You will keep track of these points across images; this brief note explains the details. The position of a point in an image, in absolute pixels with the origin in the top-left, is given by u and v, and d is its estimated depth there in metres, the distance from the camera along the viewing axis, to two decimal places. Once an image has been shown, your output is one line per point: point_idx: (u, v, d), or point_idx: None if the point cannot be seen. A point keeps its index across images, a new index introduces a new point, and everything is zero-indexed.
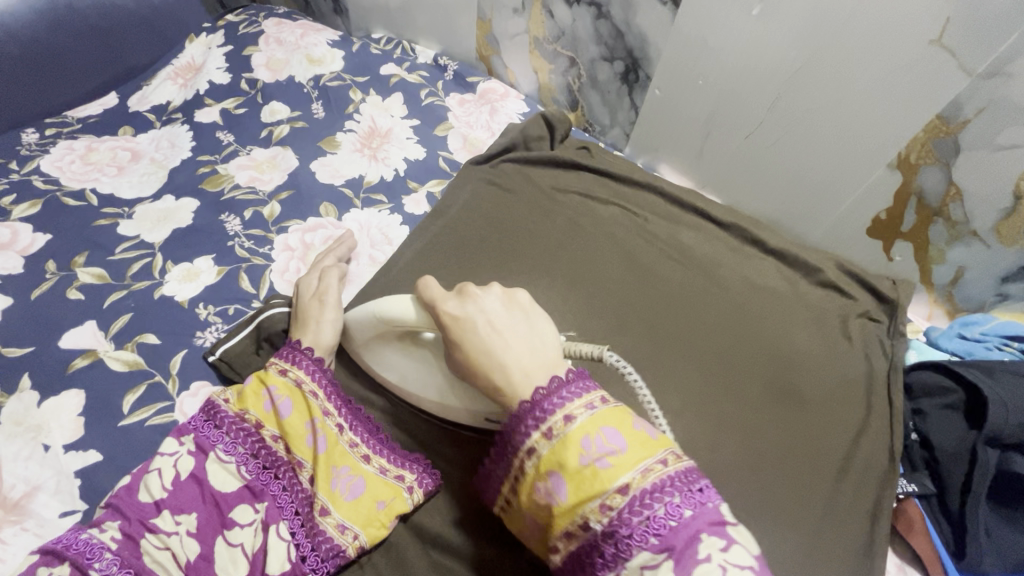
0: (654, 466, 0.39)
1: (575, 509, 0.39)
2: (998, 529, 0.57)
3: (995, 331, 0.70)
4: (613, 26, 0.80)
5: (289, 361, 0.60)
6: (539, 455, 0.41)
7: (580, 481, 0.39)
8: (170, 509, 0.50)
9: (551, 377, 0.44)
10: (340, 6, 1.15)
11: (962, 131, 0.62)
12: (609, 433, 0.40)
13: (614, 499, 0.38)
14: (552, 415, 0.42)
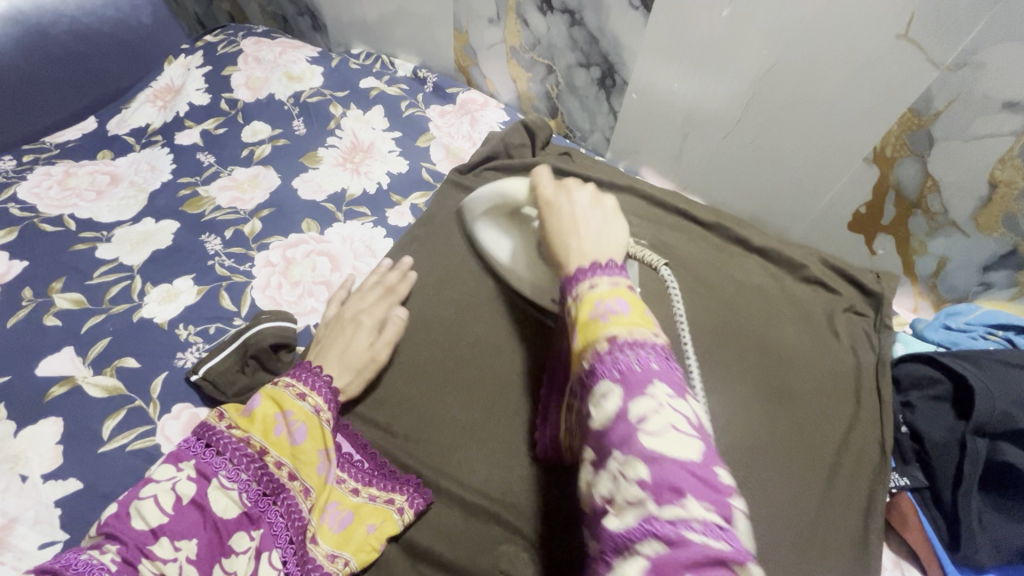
0: (643, 332, 0.38)
1: (574, 357, 0.41)
2: (989, 516, 0.57)
3: (980, 320, 0.70)
4: (587, 33, 0.80)
5: (307, 385, 0.58)
6: (567, 316, 0.44)
7: (585, 329, 0.40)
8: (170, 534, 0.45)
9: (592, 262, 0.45)
10: (319, 23, 1.16)
11: (934, 122, 0.63)
12: (620, 300, 0.40)
13: (600, 345, 0.38)
14: (578, 286, 0.44)
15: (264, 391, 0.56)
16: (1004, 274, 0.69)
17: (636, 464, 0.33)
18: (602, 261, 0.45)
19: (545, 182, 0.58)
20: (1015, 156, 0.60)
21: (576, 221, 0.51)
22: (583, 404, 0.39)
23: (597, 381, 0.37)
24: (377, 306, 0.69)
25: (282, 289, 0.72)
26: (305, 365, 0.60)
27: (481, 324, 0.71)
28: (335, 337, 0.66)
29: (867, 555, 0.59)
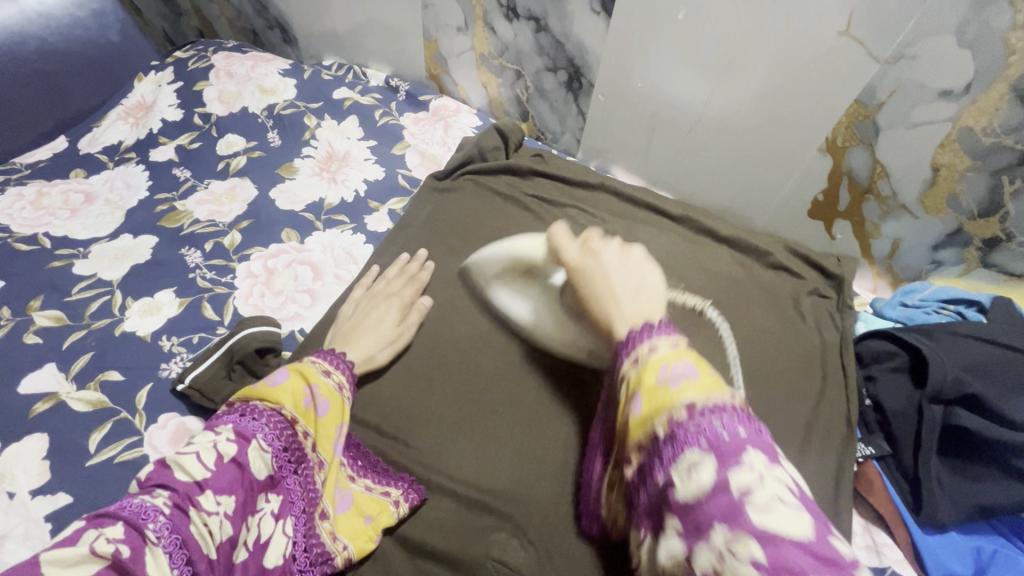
0: (723, 398, 0.35)
1: (638, 425, 0.37)
2: (948, 478, 0.61)
3: (932, 296, 0.75)
4: (553, 38, 0.83)
5: (331, 365, 0.62)
6: (626, 379, 0.40)
7: (655, 396, 0.36)
8: (214, 487, 0.45)
9: (643, 321, 0.42)
10: (289, 37, 1.17)
11: (879, 112, 0.67)
12: (686, 364, 0.37)
13: (678, 413, 0.34)
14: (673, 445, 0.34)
15: (290, 366, 0.58)
16: (952, 251, 0.74)
17: (740, 540, 0.29)
18: (652, 321, 0.42)
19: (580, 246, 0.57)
20: (953, 141, 0.65)
21: (608, 275, 0.49)
22: (657, 471, 0.35)
23: (683, 453, 0.33)
24: (402, 293, 0.73)
25: (265, 297, 0.73)
26: (329, 349, 0.64)
27: (463, 323, 0.73)
28: (357, 318, 0.70)
29: (838, 521, 0.62)
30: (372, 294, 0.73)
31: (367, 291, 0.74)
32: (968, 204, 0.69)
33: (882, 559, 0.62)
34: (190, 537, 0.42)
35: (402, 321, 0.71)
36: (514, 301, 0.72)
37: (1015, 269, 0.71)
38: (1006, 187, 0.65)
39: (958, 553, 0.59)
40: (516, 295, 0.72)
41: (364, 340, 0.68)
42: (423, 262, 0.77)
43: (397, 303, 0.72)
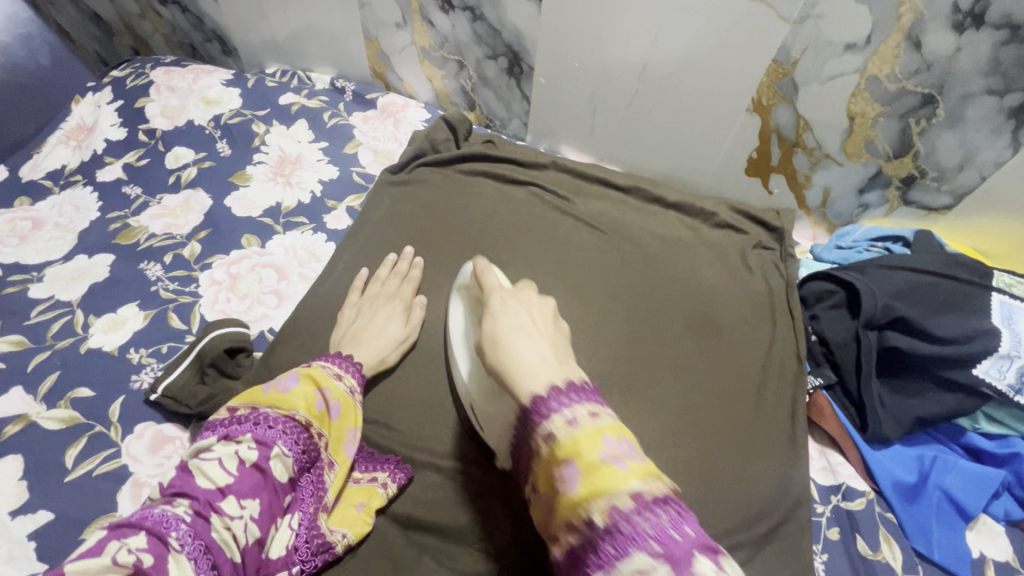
0: (659, 485, 0.34)
1: (576, 505, 0.35)
2: (887, 397, 0.67)
3: (863, 236, 0.81)
4: (489, 26, 0.86)
5: (341, 368, 0.62)
6: (554, 440, 0.37)
7: (592, 475, 0.35)
8: (237, 492, 0.46)
9: (552, 384, 0.40)
10: (229, 48, 1.16)
11: (795, 70, 0.72)
12: (625, 440, 0.37)
13: (621, 500, 0.33)
14: (557, 423, 0.38)
15: (299, 371, 0.58)
16: (875, 194, 0.80)
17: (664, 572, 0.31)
18: (563, 381, 0.40)
19: (494, 285, 0.53)
20: (863, 90, 0.70)
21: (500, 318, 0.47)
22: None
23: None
24: (402, 292, 0.75)
25: (231, 302, 0.74)
26: (337, 352, 0.64)
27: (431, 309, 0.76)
28: (364, 320, 0.70)
29: (797, 448, 0.67)
30: (374, 295, 0.73)
31: (367, 294, 0.73)
32: (883, 147, 0.75)
33: (837, 476, 0.67)
34: (213, 542, 0.43)
35: (408, 322, 0.72)
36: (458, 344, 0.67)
37: (933, 204, 0.78)
38: (914, 128, 0.71)
39: (902, 462, 0.66)
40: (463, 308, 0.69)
41: (377, 344, 0.68)
42: (416, 262, 0.79)
43: (400, 303, 0.73)
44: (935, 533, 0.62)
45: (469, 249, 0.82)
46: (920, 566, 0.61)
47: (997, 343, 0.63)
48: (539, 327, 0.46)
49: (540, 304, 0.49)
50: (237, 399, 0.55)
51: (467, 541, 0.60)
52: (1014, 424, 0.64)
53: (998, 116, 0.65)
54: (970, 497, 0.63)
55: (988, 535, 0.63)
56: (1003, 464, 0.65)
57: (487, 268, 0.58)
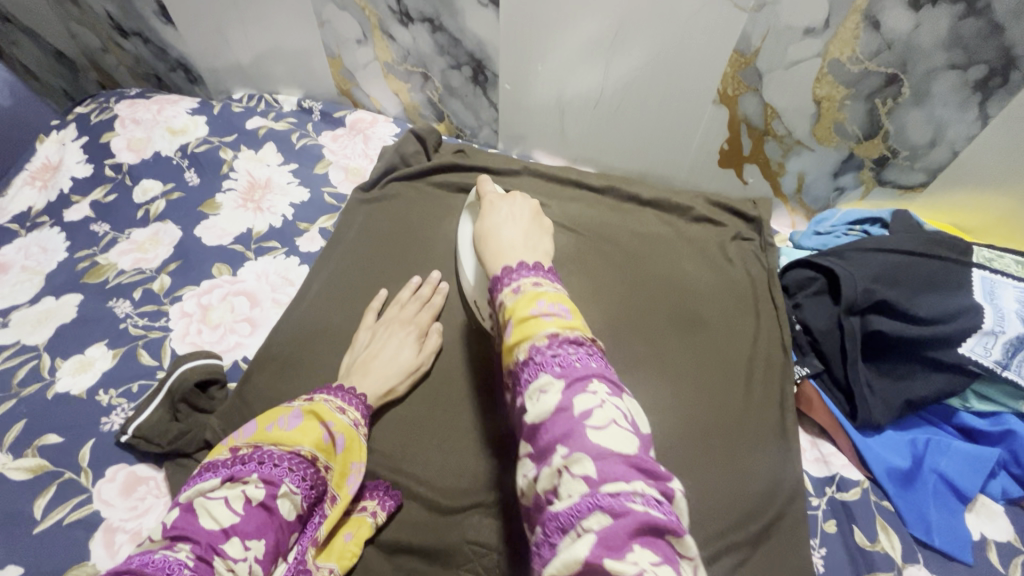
0: (576, 332, 0.44)
1: (510, 352, 0.46)
2: (876, 381, 0.66)
3: (842, 220, 0.81)
4: (449, 36, 0.85)
5: (344, 401, 0.60)
6: (505, 306, 0.49)
7: (523, 324, 0.45)
8: (241, 533, 0.46)
9: (520, 261, 0.54)
10: (194, 76, 1.15)
11: (757, 58, 0.72)
12: (559, 304, 0.47)
13: (539, 341, 0.44)
14: (503, 288, 0.51)
15: (302, 407, 0.56)
16: (850, 176, 0.80)
17: (577, 460, 0.36)
18: (529, 262, 0.54)
19: (489, 190, 0.73)
20: (826, 73, 0.70)
21: (499, 223, 0.62)
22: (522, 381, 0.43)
23: (538, 376, 0.42)
24: (419, 318, 0.72)
25: (203, 333, 0.73)
26: (340, 385, 0.62)
27: None
28: (377, 345, 0.69)
29: (787, 441, 0.66)
30: (389, 320, 0.71)
31: (383, 318, 0.72)
32: (853, 129, 0.74)
33: (830, 467, 0.66)
34: None
35: (421, 349, 0.70)
36: (466, 253, 0.73)
37: (908, 182, 0.77)
38: (881, 108, 0.70)
39: (895, 447, 0.65)
40: (472, 222, 0.76)
41: (386, 372, 0.66)
42: (440, 287, 0.76)
43: (415, 330, 0.71)
44: (933, 518, 0.61)
45: (445, 262, 0.81)
46: (921, 553, 0.60)
47: (981, 319, 0.62)
48: (528, 235, 0.61)
49: (526, 203, 0.67)
50: (242, 438, 0.54)
51: (456, 562, 0.58)
52: (1005, 401, 0.63)
53: (964, 89, 0.65)
54: (965, 479, 0.61)
55: (988, 515, 0.62)
56: (997, 443, 0.63)
57: (485, 180, 0.76)
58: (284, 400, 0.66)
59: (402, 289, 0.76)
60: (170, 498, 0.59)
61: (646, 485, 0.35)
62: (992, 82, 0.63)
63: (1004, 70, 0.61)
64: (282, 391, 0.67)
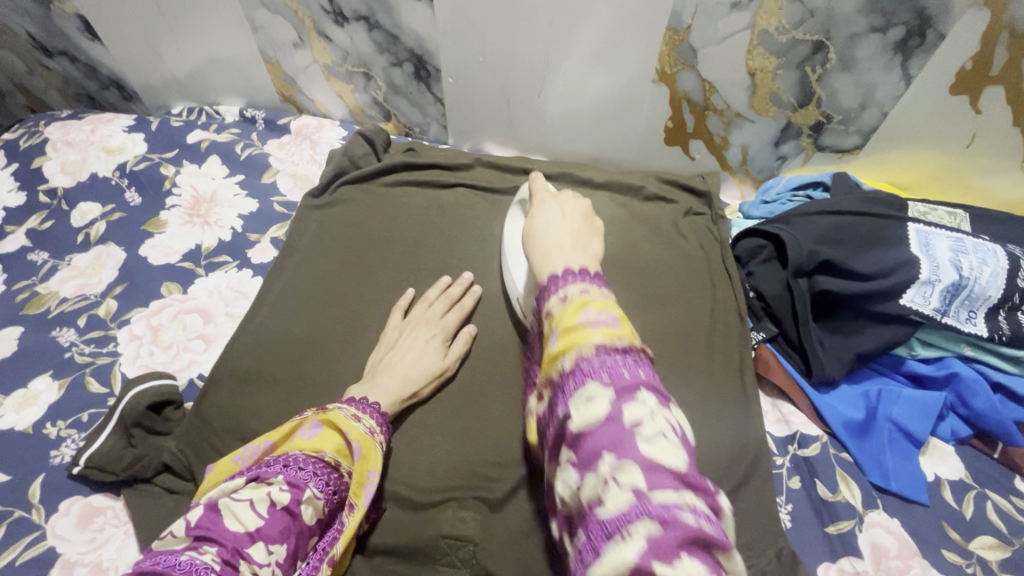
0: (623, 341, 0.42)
1: (554, 359, 0.44)
2: (827, 339, 0.68)
3: (786, 187, 0.84)
4: (386, 33, 0.84)
5: (358, 409, 0.58)
6: (578, 414, 0.39)
7: (608, 445, 0.36)
8: (266, 537, 0.46)
9: (601, 345, 0.41)
10: (129, 93, 1.11)
11: (690, 35, 0.73)
12: (608, 312, 0.44)
13: (588, 350, 0.41)
14: (550, 296, 0.49)
15: (320, 416, 0.56)
16: (791, 143, 0.82)
17: (624, 465, 0.35)
18: (574, 267, 0.51)
19: (541, 187, 0.68)
20: (757, 45, 0.71)
21: (540, 214, 0.60)
22: (558, 403, 0.42)
23: (584, 383, 0.40)
24: (447, 322, 0.71)
25: (155, 355, 0.71)
26: (353, 396, 0.61)
27: (374, 328, 0.73)
28: (401, 345, 0.68)
29: (749, 405, 0.68)
30: (414, 321, 0.71)
31: (410, 317, 0.72)
32: (788, 98, 0.76)
33: (790, 426, 0.68)
34: None
35: (447, 353, 0.69)
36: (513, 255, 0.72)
37: (844, 145, 0.80)
38: (812, 76, 0.73)
39: (850, 400, 0.67)
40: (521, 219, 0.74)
41: (411, 373, 0.65)
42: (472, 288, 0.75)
43: (440, 333, 0.70)
44: (890, 464, 0.63)
45: (402, 261, 0.80)
46: (880, 499, 0.62)
47: (918, 270, 0.64)
48: (567, 222, 0.59)
49: (576, 206, 0.62)
50: (265, 450, 0.55)
51: (433, 558, 0.58)
52: (948, 345, 0.66)
53: (886, 51, 0.68)
54: (917, 424, 0.64)
55: (940, 456, 0.65)
56: (943, 387, 0.66)
57: (537, 177, 0.70)
58: (245, 413, 0.65)
59: (431, 288, 0.75)
60: (130, 525, 0.58)
61: (696, 498, 0.34)
62: (910, 42, 0.66)
63: (920, 29, 0.64)
64: (243, 407, 0.66)
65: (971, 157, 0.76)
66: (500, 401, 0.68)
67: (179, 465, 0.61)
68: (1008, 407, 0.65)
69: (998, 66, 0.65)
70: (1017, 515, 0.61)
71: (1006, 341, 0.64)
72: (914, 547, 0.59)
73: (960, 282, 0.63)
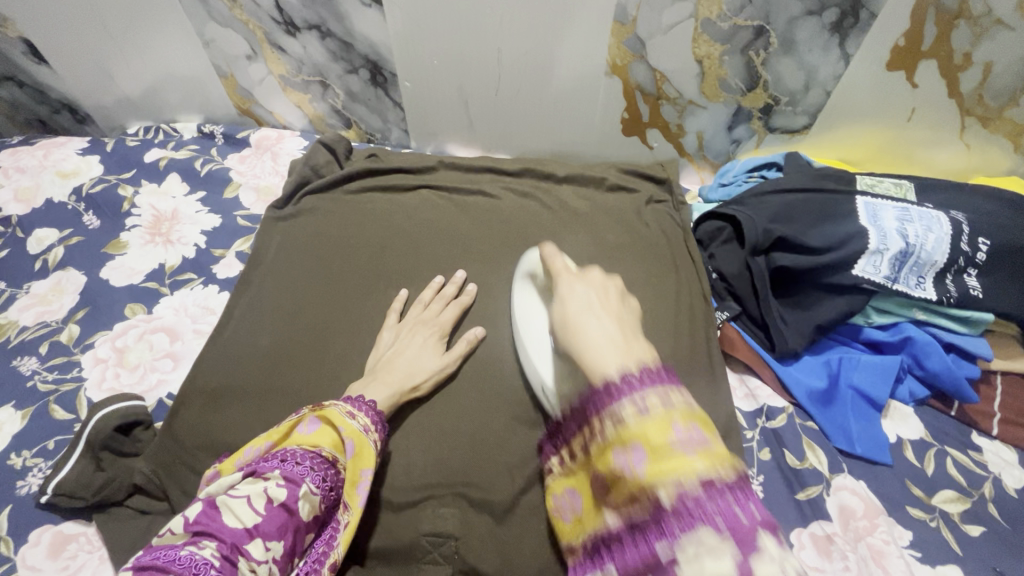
0: (730, 472, 0.34)
1: (643, 486, 0.36)
2: (787, 314, 0.70)
3: (741, 170, 0.86)
4: (340, 41, 0.85)
5: (353, 407, 0.58)
6: (622, 424, 0.37)
7: (661, 459, 0.35)
8: (264, 533, 0.45)
9: (635, 365, 0.39)
10: (82, 115, 1.09)
11: (637, 27, 0.75)
12: (697, 426, 0.35)
13: (690, 485, 0.33)
14: (619, 402, 0.37)
15: (317, 412, 0.56)
16: (743, 127, 0.84)
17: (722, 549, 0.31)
18: (644, 365, 0.39)
19: (561, 265, 0.50)
20: (702, 33, 0.74)
21: (566, 296, 0.46)
22: (654, 538, 0.35)
23: (610, 404, 0.38)
24: (443, 320, 0.73)
25: (121, 377, 0.70)
26: (351, 395, 0.61)
27: (345, 335, 0.73)
28: (401, 345, 0.70)
29: (717, 383, 0.69)
30: (413, 322, 0.72)
31: (406, 319, 0.73)
32: (735, 83, 0.78)
33: (758, 400, 0.70)
34: None
35: (446, 353, 0.70)
36: (537, 345, 0.65)
37: (793, 126, 0.82)
38: (756, 60, 0.75)
39: (813, 370, 0.69)
40: (541, 304, 0.68)
41: (409, 370, 0.66)
42: (465, 287, 0.77)
43: (437, 333, 0.71)
44: (854, 429, 0.66)
45: (370, 266, 0.80)
46: (846, 463, 0.64)
47: (867, 241, 0.67)
48: (605, 302, 0.45)
49: (606, 281, 0.47)
50: (260, 448, 0.54)
51: (416, 557, 0.59)
52: (901, 311, 0.69)
53: (823, 33, 0.70)
54: (877, 389, 0.66)
55: (901, 417, 0.67)
56: (900, 350, 0.69)
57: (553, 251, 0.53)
58: (217, 430, 0.65)
59: (425, 290, 0.77)
60: (103, 550, 0.57)
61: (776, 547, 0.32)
62: (845, 23, 0.69)
63: (853, 10, 0.67)
64: (215, 423, 0.65)
65: (913, 131, 0.79)
66: (475, 398, 0.68)
67: (152, 484, 0.61)
68: (960, 365, 0.68)
69: (929, 40, 0.68)
70: (974, 468, 0.64)
71: (955, 303, 0.67)
72: (880, 506, 0.61)
73: (907, 250, 0.66)
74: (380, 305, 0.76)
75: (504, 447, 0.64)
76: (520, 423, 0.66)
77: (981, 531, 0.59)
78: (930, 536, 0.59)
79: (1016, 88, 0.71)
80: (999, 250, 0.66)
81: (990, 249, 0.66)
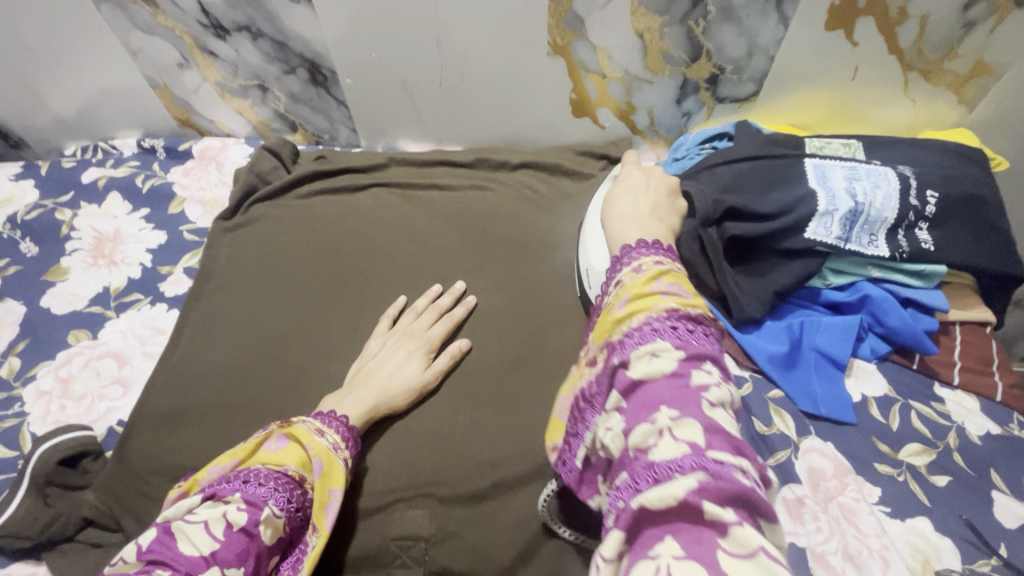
0: (695, 309, 0.42)
1: (620, 321, 0.44)
2: (745, 282, 0.69)
3: (693, 142, 0.85)
4: (272, 41, 0.82)
5: (323, 423, 0.56)
6: (622, 284, 0.47)
7: (641, 300, 0.44)
8: (223, 560, 0.43)
9: (639, 241, 0.52)
10: (16, 140, 1.04)
11: (574, 4, 0.73)
12: (676, 284, 0.45)
13: (657, 312, 0.42)
14: (623, 269, 0.49)
15: (285, 429, 0.54)
16: (691, 100, 0.83)
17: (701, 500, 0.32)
18: (649, 241, 0.52)
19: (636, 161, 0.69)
20: (639, 5, 0.72)
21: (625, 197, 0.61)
22: (615, 353, 0.42)
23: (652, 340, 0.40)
24: (432, 333, 0.69)
25: (67, 408, 0.68)
26: (325, 412, 0.59)
27: (301, 343, 0.71)
28: (382, 357, 0.67)
29: None
30: (402, 331, 0.70)
31: (396, 328, 0.70)
32: (679, 55, 0.77)
33: None
34: None
35: (428, 367, 0.67)
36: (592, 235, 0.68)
37: (741, 94, 0.82)
38: (696, 30, 0.74)
39: (776, 336, 0.68)
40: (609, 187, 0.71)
41: (390, 383, 0.64)
42: (465, 298, 0.74)
43: (424, 347, 0.68)
44: (817, 391, 0.66)
45: (324, 270, 0.78)
46: (812, 425, 0.64)
47: (816, 203, 0.67)
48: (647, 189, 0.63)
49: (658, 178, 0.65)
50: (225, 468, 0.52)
51: (387, 562, 0.58)
52: (856, 271, 0.69)
53: None
54: (839, 349, 0.66)
55: (864, 375, 0.67)
56: (859, 310, 0.69)
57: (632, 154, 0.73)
58: (170, 453, 0.62)
59: (420, 297, 0.74)
60: None
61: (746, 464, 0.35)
62: None
63: None
64: (169, 447, 0.63)
65: (859, 91, 0.79)
66: (440, 396, 0.66)
67: (104, 516, 0.59)
68: (918, 319, 0.68)
69: None
70: (939, 419, 0.64)
71: (908, 258, 0.67)
72: (849, 465, 0.61)
73: (857, 209, 0.66)
74: (335, 310, 0.74)
75: (470, 441, 0.63)
76: (485, 414, 0.65)
77: (947, 480, 0.60)
78: (898, 490, 0.60)
79: (953, 39, 0.71)
80: (946, 201, 0.67)
81: (939, 202, 0.66)
